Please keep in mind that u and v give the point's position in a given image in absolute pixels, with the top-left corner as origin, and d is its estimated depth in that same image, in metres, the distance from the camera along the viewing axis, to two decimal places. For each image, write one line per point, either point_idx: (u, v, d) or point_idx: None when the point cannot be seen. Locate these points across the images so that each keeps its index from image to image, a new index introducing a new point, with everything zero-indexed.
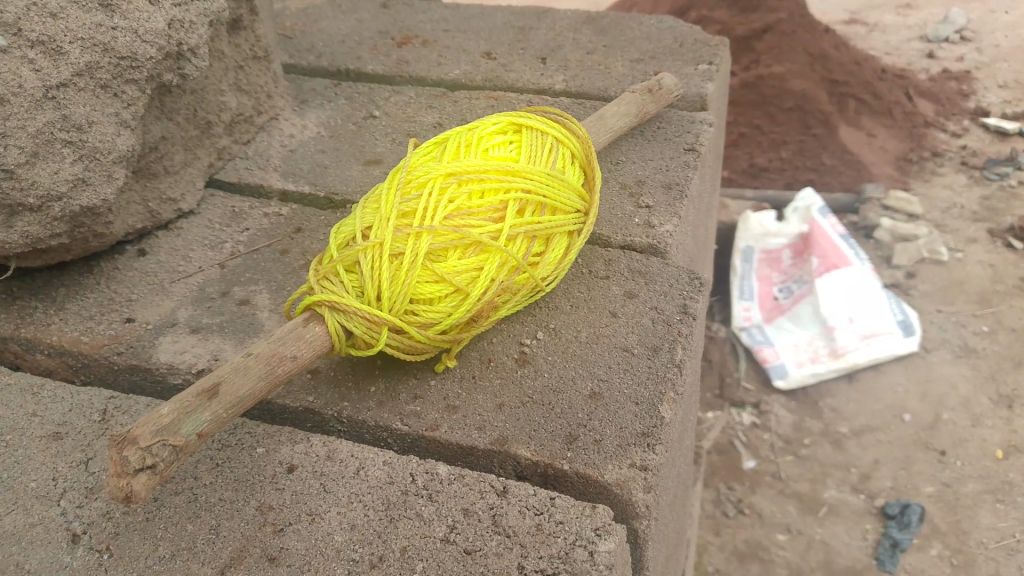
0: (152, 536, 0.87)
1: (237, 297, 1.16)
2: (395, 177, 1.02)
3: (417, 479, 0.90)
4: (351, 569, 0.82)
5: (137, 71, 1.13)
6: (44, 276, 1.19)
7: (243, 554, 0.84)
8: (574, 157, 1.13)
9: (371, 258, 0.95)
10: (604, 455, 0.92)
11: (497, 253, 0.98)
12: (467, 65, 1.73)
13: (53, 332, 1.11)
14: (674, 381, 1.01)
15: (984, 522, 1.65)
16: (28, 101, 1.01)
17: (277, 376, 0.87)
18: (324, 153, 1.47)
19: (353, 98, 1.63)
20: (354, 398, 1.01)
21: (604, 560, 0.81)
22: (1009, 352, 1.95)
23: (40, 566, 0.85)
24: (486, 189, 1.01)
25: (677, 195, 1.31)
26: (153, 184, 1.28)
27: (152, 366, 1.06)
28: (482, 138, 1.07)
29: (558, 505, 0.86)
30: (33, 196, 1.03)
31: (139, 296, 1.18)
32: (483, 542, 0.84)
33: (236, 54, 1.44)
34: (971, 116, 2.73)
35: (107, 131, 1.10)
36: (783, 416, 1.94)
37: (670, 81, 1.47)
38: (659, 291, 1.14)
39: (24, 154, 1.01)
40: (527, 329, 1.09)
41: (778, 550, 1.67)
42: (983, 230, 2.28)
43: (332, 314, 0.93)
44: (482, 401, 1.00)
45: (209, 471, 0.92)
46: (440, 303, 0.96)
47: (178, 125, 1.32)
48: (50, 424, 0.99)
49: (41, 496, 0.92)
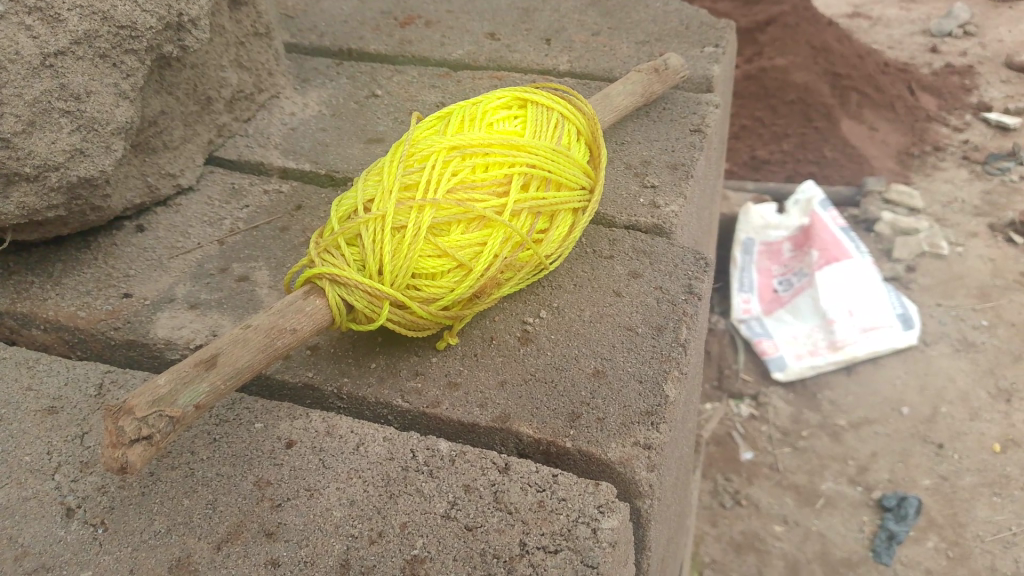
0: (148, 510, 0.86)
1: (236, 274, 1.15)
2: (397, 150, 1.01)
3: (417, 456, 0.89)
4: (350, 544, 0.81)
5: (136, 41, 1.11)
6: (42, 251, 1.18)
7: (241, 529, 0.83)
8: (579, 134, 1.12)
9: (373, 231, 0.94)
10: (607, 433, 0.91)
11: (500, 228, 0.97)
12: (470, 46, 1.71)
13: (49, 307, 1.10)
14: (678, 361, 1.00)
15: (981, 515, 1.64)
16: (25, 69, 0.99)
17: (275, 349, 0.86)
18: (325, 131, 1.46)
19: (355, 78, 1.61)
20: (354, 374, 1.00)
21: (607, 538, 0.80)
22: (1008, 347, 1.94)
23: (34, 540, 0.84)
24: (491, 163, 1.00)
25: (682, 176, 1.30)
26: (152, 159, 1.27)
27: (149, 342, 1.04)
28: (486, 112, 1.05)
29: (560, 482, 0.85)
30: (30, 166, 1.01)
31: (137, 272, 1.16)
32: (484, 519, 0.83)
33: (237, 30, 1.42)
34: (973, 111, 2.71)
35: (106, 102, 1.08)
36: (782, 408, 1.93)
37: (676, 62, 1.45)
38: (662, 271, 1.13)
39: (21, 122, 0.99)
40: (530, 308, 1.08)
41: (775, 542, 1.67)
42: (984, 224, 2.27)
43: (333, 288, 0.91)
44: (485, 378, 0.99)
45: (206, 446, 0.91)
46: (442, 278, 0.95)
47: (177, 100, 1.30)
48: (46, 398, 0.98)
49: (35, 470, 0.90)
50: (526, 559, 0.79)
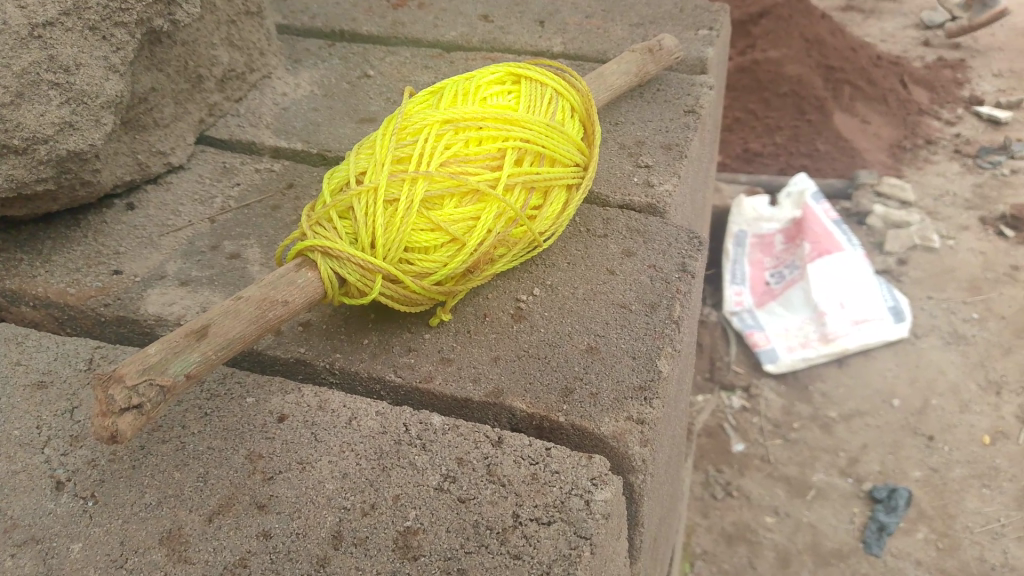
0: (139, 483, 0.85)
1: (228, 251, 1.14)
2: (390, 124, 1.00)
3: (410, 429, 0.89)
4: (342, 517, 0.81)
5: (127, 14, 1.10)
6: (31, 229, 1.17)
7: (232, 502, 0.82)
8: (573, 111, 1.11)
9: (365, 205, 0.93)
10: (600, 408, 0.91)
11: (494, 202, 0.96)
12: (463, 27, 1.70)
13: (39, 284, 1.08)
14: (672, 337, 0.99)
15: (970, 506, 1.65)
16: (13, 39, 0.99)
17: (266, 322, 0.85)
18: (317, 111, 1.45)
19: (348, 58, 1.60)
20: (346, 350, 0.99)
21: (600, 510, 0.80)
22: (998, 339, 1.95)
23: (23, 513, 0.83)
24: (484, 137, 0.99)
25: (677, 156, 1.30)
26: (142, 136, 1.26)
27: (140, 318, 1.03)
28: (479, 87, 1.04)
29: (554, 455, 0.85)
30: (18, 138, 1.00)
31: (127, 249, 1.15)
32: (477, 491, 0.82)
33: (228, 8, 1.40)
34: (965, 104, 2.72)
35: (95, 74, 1.07)
36: (773, 399, 1.93)
37: (670, 42, 1.45)
38: (657, 250, 1.13)
39: (9, 93, 0.98)
40: (523, 285, 1.08)
41: (766, 532, 1.67)
42: (975, 217, 2.28)
43: (325, 261, 0.91)
44: (478, 354, 0.98)
45: (197, 420, 0.90)
46: (435, 253, 0.94)
47: (168, 77, 1.29)
48: (35, 373, 0.97)
49: (24, 444, 0.90)
50: (519, 531, 0.79)
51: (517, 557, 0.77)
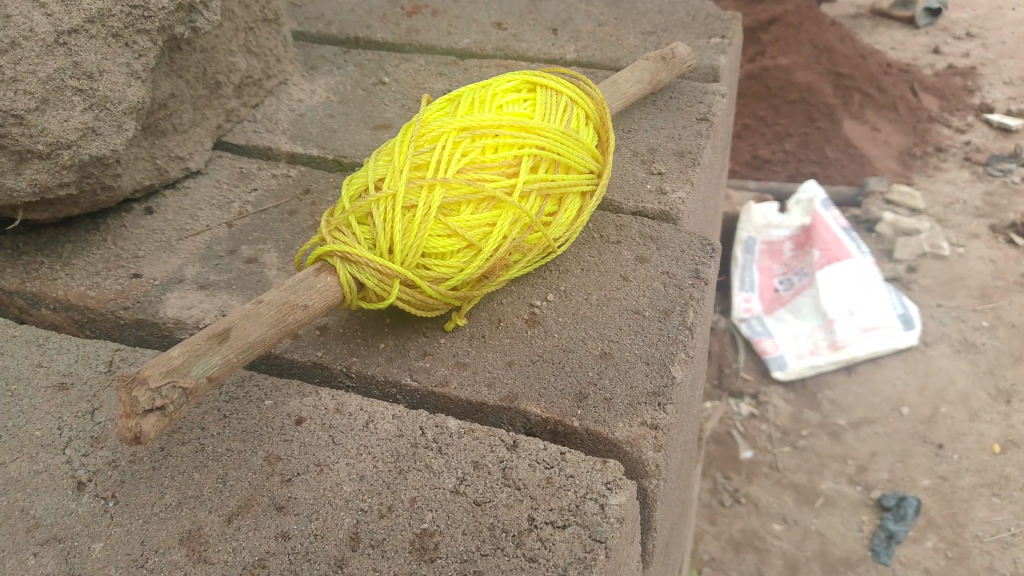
0: (160, 484, 0.86)
1: (245, 256, 1.16)
2: (408, 131, 1.02)
3: (426, 433, 0.90)
4: (360, 518, 0.82)
5: (148, 21, 1.11)
6: (52, 232, 1.19)
7: (251, 503, 0.84)
8: (588, 118, 1.12)
9: (383, 210, 0.95)
10: (614, 413, 0.92)
11: (510, 209, 0.97)
12: (477, 34, 1.72)
13: (59, 287, 1.10)
14: (685, 343, 1.00)
15: (980, 515, 1.65)
16: (39, 46, 1.00)
17: (287, 325, 0.87)
18: (333, 117, 1.46)
19: (363, 65, 1.62)
20: (363, 354, 1.00)
21: (615, 514, 0.80)
22: (1008, 348, 1.95)
23: (45, 513, 0.85)
24: (500, 144, 1.01)
25: (689, 163, 1.31)
26: (161, 141, 1.28)
27: (159, 321, 1.05)
28: (496, 95, 1.06)
29: (568, 460, 0.86)
30: (43, 143, 1.02)
31: (146, 253, 1.17)
32: (493, 494, 0.83)
33: (246, 16, 1.42)
34: (975, 112, 2.71)
35: (118, 81, 1.09)
36: (781, 406, 1.93)
37: (683, 50, 1.46)
38: (670, 257, 1.14)
39: (34, 99, 1.00)
40: (537, 291, 1.09)
41: (774, 540, 1.67)
42: (986, 225, 2.28)
43: (343, 266, 0.92)
44: (492, 359, 0.99)
45: (216, 422, 0.92)
46: (451, 259, 0.96)
47: (186, 83, 1.31)
48: (56, 375, 0.98)
49: (46, 445, 0.91)
50: (534, 534, 0.80)
51: (533, 560, 0.78)
